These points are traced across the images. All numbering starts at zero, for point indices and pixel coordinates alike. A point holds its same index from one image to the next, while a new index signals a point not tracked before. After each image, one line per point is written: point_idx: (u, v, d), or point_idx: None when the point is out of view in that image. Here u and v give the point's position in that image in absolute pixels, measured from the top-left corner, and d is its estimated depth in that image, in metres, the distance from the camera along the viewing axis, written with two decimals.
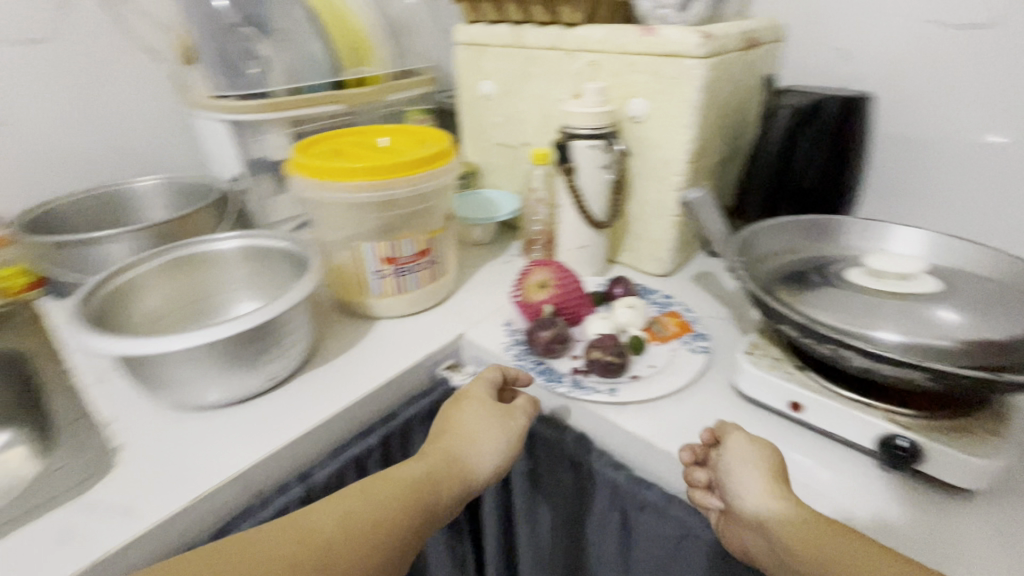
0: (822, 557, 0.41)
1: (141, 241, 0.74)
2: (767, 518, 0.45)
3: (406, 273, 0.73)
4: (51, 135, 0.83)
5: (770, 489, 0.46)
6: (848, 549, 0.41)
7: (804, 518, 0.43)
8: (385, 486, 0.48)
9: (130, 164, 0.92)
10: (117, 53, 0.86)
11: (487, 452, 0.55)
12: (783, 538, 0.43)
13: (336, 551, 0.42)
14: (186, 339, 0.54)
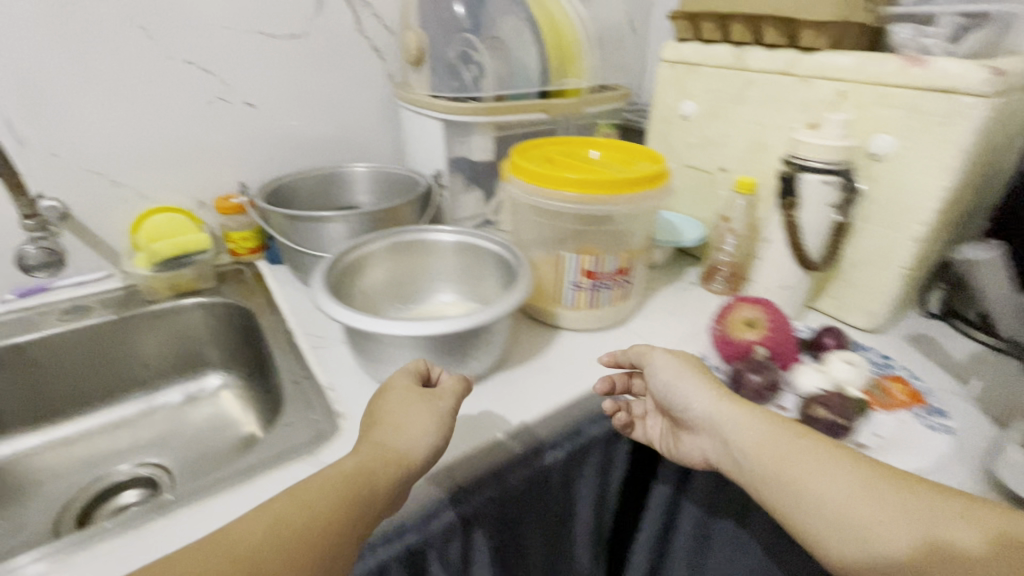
0: (773, 457, 0.49)
1: (355, 223, 0.80)
2: (720, 420, 0.54)
3: (601, 289, 0.72)
4: (287, 120, 0.93)
5: (718, 399, 0.55)
6: (818, 460, 0.47)
7: (757, 424, 0.51)
8: (318, 487, 0.43)
9: (341, 150, 1.01)
10: (350, 51, 0.94)
11: (420, 436, 0.48)
12: (743, 443, 0.51)
13: (259, 559, 0.37)
14: (422, 326, 0.56)
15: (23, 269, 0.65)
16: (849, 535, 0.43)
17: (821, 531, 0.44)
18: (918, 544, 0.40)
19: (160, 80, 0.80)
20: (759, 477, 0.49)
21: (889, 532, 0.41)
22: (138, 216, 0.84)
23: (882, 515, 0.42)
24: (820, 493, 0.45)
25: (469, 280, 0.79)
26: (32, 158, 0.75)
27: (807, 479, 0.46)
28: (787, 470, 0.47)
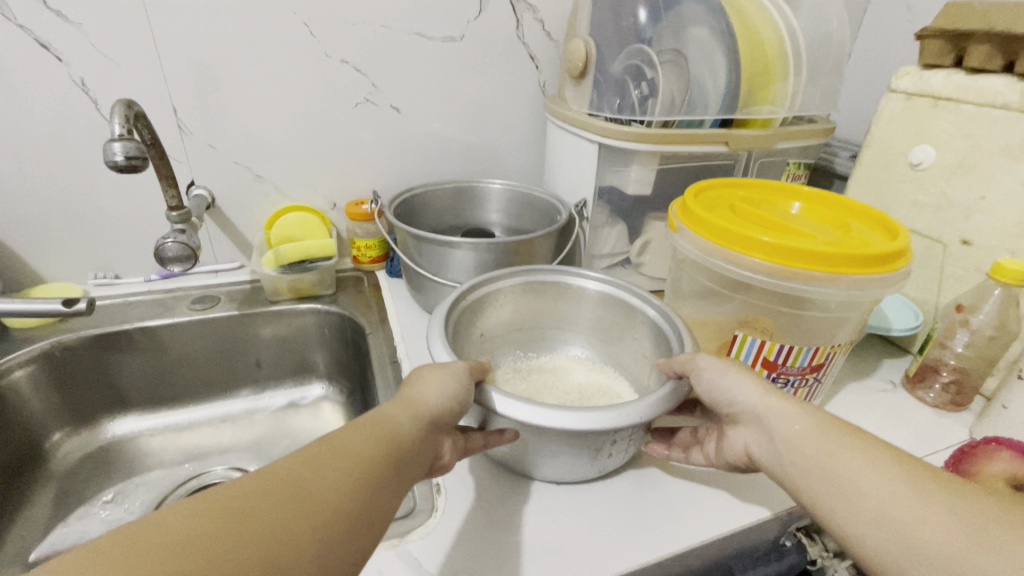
0: (816, 454, 0.39)
1: (483, 253, 0.72)
2: (763, 412, 0.44)
3: (781, 385, 0.57)
4: (430, 127, 0.87)
5: (762, 392, 0.45)
6: (870, 460, 0.37)
7: (805, 420, 0.42)
8: (353, 433, 0.38)
9: (478, 162, 0.93)
10: (504, 57, 0.86)
11: (443, 391, 0.44)
12: (785, 435, 0.42)
13: (314, 498, 0.32)
14: (568, 416, 0.44)
15: (160, 261, 0.64)
16: (909, 550, 0.32)
17: (882, 543, 0.34)
18: (960, 545, 0.31)
19: (313, 76, 0.77)
20: (806, 480, 0.39)
21: (948, 537, 0.32)
22: (274, 214, 0.83)
23: (932, 516, 0.33)
24: (873, 492, 0.35)
25: (604, 337, 0.72)
26: (190, 146, 0.76)
27: (862, 479, 0.36)
28: (843, 463, 0.38)
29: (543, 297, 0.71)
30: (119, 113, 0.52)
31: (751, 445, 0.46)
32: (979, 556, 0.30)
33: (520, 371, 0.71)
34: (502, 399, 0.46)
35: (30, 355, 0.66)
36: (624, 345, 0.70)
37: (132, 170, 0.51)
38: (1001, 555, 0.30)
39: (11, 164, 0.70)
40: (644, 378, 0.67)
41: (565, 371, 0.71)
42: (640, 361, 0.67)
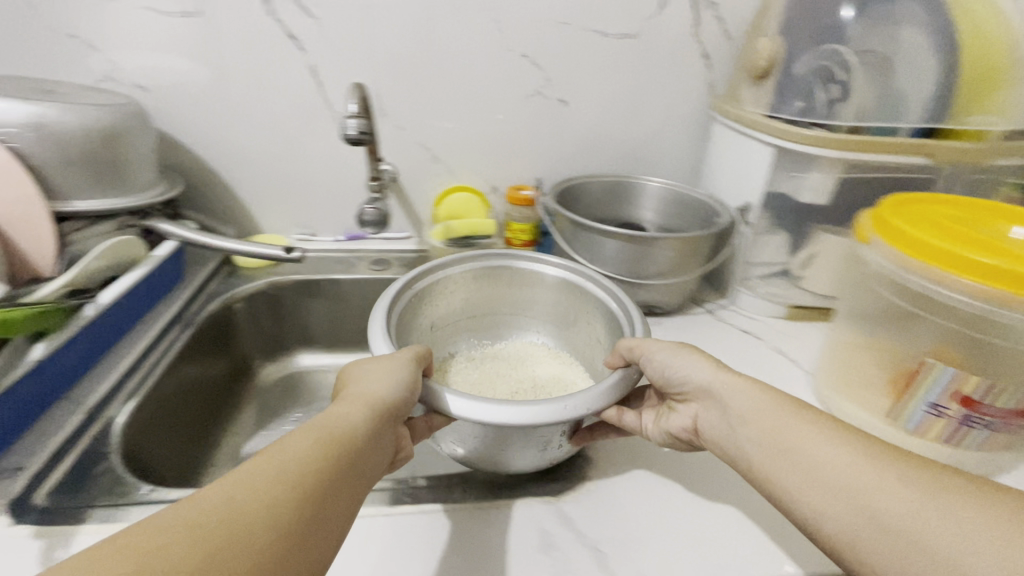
0: (774, 435, 0.44)
1: (638, 248, 0.73)
2: (715, 388, 0.51)
3: (978, 427, 0.51)
4: (592, 122, 0.90)
5: (712, 372, 0.51)
6: (819, 438, 0.42)
7: (761, 402, 0.47)
8: (297, 442, 0.39)
9: (634, 159, 0.94)
10: (677, 55, 0.86)
11: (395, 386, 0.48)
12: (743, 412, 0.47)
13: (266, 515, 0.32)
14: (515, 412, 0.47)
15: (360, 224, 0.74)
16: (870, 518, 0.36)
17: (841, 510, 0.38)
18: (917, 513, 0.35)
19: (494, 69, 0.84)
20: (763, 460, 0.44)
21: (908, 506, 0.35)
22: (444, 193, 0.91)
23: (888, 484, 0.37)
24: (831, 466, 0.40)
25: (561, 324, 0.82)
26: (384, 126, 0.86)
27: (817, 452, 0.41)
28: (798, 442, 0.42)
29: (502, 290, 0.82)
30: (355, 94, 0.61)
31: (699, 415, 0.53)
32: (929, 517, 0.34)
33: (482, 358, 0.81)
34: (447, 393, 0.50)
35: (251, 289, 0.81)
36: (579, 336, 0.79)
37: (360, 143, 0.60)
38: (947, 518, 0.34)
39: (252, 133, 0.85)
40: (593, 361, 0.76)
41: (524, 359, 0.81)
42: (590, 345, 0.77)
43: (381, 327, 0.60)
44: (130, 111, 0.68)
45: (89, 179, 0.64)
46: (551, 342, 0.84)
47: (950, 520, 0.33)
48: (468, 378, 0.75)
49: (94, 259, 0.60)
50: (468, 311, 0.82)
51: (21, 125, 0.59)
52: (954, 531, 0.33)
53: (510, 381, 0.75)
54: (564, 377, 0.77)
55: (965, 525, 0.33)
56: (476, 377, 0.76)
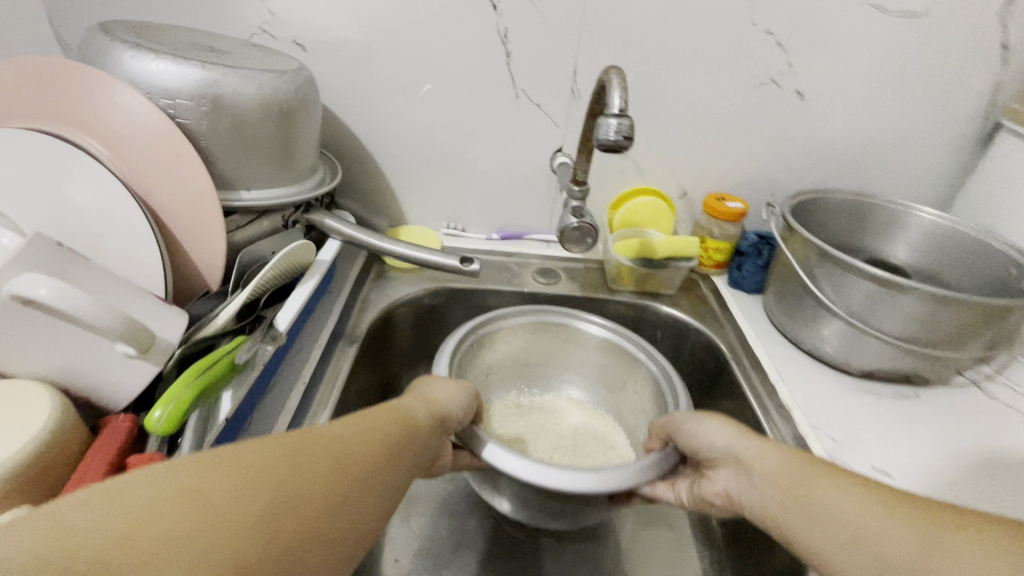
0: (789, 490, 0.38)
1: (931, 311, 0.55)
2: (738, 454, 0.42)
3: None
4: (830, 123, 0.71)
5: (758, 461, 0.41)
6: (826, 483, 0.36)
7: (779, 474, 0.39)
8: (371, 421, 0.38)
9: (868, 172, 0.75)
10: (967, 43, 0.65)
11: (456, 410, 0.45)
12: (766, 473, 0.40)
13: (335, 481, 0.31)
14: (545, 473, 0.43)
15: (559, 239, 0.58)
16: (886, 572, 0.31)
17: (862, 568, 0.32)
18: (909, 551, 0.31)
19: (724, 47, 0.66)
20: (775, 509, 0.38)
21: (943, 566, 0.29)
22: (624, 196, 0.75)
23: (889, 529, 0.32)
24: (843, 516, 0.34)
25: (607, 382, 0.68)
26: (573, 111, 0.70)
27: (829, 500, 0.35)
28: (811, 488, 0.37)
29: (553, 334, 0.69)
30: (617, 84, 0.47)
31: (729, 488, 0.43)
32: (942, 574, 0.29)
33: (518, 409, 0.68)
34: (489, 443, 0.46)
35: (407, 298, 0.69)
36: (637, 405, 0.65)
37: (615, 150, 0.45)
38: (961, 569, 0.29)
39: (413, 108, 0.70)
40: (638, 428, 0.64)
41: (559, 412, 0.68)
42: (639, 415, 0.64)
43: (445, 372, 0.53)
44: (303, 80, 0.55)
45: (261, 165, 0.52)
46: (598, 401, 0.70)
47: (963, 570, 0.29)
48: (510, 434, 0.63)
49: (271, 270, 0.49)
50: (512, 357, 0.69)
51: (193, 96, 0.46)
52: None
53: (557, 442, 0.63)
54: (610, 443, 0.64)
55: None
56: (519, 435, 0.63)
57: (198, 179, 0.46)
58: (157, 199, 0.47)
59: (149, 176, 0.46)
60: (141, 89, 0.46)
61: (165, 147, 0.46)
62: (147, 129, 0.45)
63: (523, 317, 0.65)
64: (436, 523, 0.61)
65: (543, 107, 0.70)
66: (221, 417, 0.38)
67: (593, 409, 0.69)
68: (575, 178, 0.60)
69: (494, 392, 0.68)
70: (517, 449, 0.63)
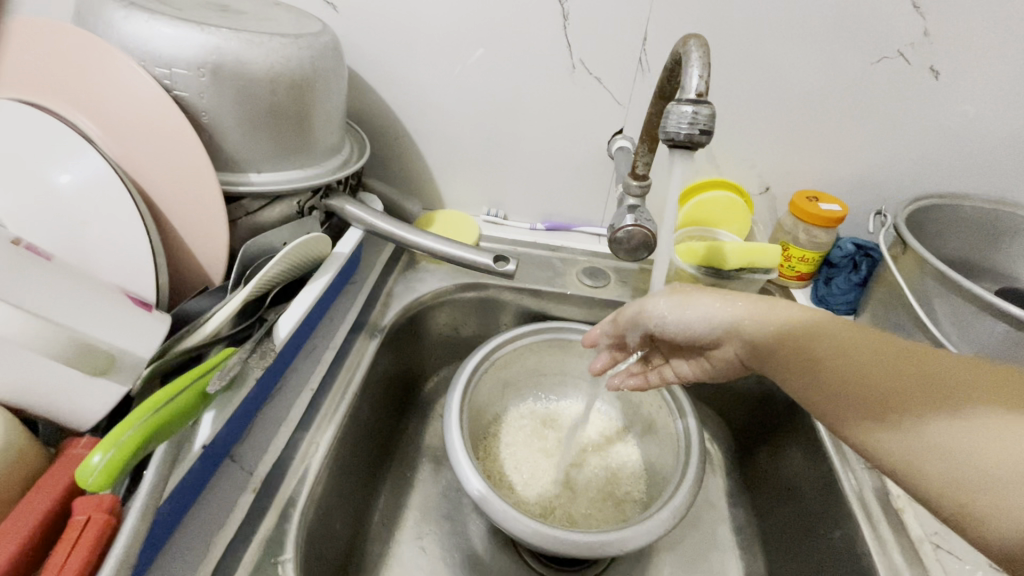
0: (802, 339, 0.35)
1: None
2: (739, 323, 0.40)
3: None
4: (974, 109, 0.55)
5: (721, 307, 0.41)
6: (836, 343, 0.34)
7: (744, 301, 0.40)
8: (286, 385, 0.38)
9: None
10: None
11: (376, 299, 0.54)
12: (803, 337, 0.35)
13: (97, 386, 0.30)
14: (551, 536, 0.44)
15: (607, 243, 0.50)
16: (880, 425, 0.30)
17: (860, 419, 0.31)
18: (914, 401, 0.29)
19: (843, 10, 0.52)
20: (795, 360, 0.35)
21: (937, 424, 0.28)
22: (694, 187, 0.64)
23: (898, 384, 0.30)
24: (849, 374, 0.32)
25: (624, 400, 0.66)
26: (638, 86, 0.59)
27: (841, 360, 0.33)
28: (826, 347, 0.34)
29: (571, 354, 0.66)
30: (698, 59, 0.36)
31: (741, 357, 0.41)
32: (947, 429, 0.27)
33: (534, 420, 0.67)
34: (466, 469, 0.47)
35: (435, 293, 0.62)
36: (653, 434, 0.61)
37: (691, 144, 0.35)
38: (969, 422, 0.27)
39: (451, 77, 0.62)
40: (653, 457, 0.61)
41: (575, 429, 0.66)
42: (651, 437, 0.61)
43: (454, 411, 0.52)
44: (324, 46, 0.47)
45: (274, 144, 0.46)
46: (617, 416, 0.67)
47: (982, 430, 0.26)
48: (521, 453, 0.63)
49: (275, 266, 0.43)
50: (531, 369, 0.66)
51: (192, 65, 0.40)
52: (972, 442, 0.26)
53: (569, 464, 0.62)
54: (619, 470, 0.62)
55: (978, 446, 0.26)
56: (531, 454, 0.63)
57: (194, 157, 0.41)
58: (159, 185, 0.42)
59: (143, 157, 0.42)
60: (136, 57, 0.41)
61: (159, 122, 0.41)
62: (142, 102, 0.41)
63: (533, 336, 0.62)
64: (453, 544, 0.56)
65: (602, 80, 0.59)
66: (194, 447, 0.35)
67: (610, 420, 0.68)
68: (635, 171, 0.50)
69: (509, 400, 0.67)
70: (524, 463, 0.62)
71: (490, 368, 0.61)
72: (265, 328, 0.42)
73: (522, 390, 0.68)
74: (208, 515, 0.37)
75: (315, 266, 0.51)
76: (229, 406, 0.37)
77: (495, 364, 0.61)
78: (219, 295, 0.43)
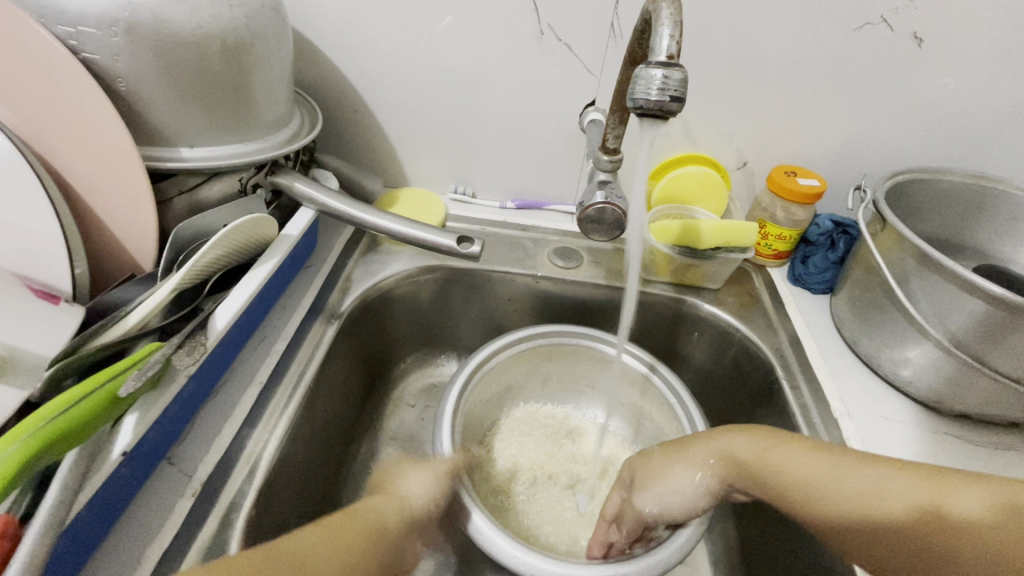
0: (796, 481, 0.36)
1: None
2: (729, 476, 0.39)
3: None
4: (957, 81, 0.53)
5: (696, 473, 0.39)
6: (821, 466, 0.36)
7: (714, 456, 0.40)
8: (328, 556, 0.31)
9: (1006, 148, 0.56)
10: None
11: (416, 492, 0.39)
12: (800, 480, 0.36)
13: None
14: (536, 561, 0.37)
15: (577, 222, 0.47)
16: (899, 538, 0.33)
17: (870, 535, 0.34)
18: (918, 506, 0.33)
19: None
20: (804, 502, 0.36)
21: (942, 509, 0.33)
22: (670, 163, 0.61)
23: (891, 489, 0.34)
24: (849, 499, 0.35)
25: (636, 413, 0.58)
26: (611, 54, 0.56)
27: (832, 487, 0.35)
28: (815, 479, 0.36)
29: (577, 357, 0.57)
30: (670, 17, 0.33)
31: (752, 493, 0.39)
32: (949, 508, 0.33)
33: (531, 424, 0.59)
34: (476, 516, 0.39)
35: (398, 278, 0.59)
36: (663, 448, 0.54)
37: (662, 114, 0.32)
38: (961, 499, 0.33)
39: (411, 44, 0.57)
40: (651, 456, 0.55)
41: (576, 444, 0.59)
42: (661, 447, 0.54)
43: (448, 404, 0.47)
44: (263, 4, 0.42)
45: (208, 115, 0.41)
46: (624, 430, 0.60)
47: (968, 500, 0.32)
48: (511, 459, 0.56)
49: (209, 252, 0.39)
50: (532, 373, 0.58)
51: (102, 22, 0.35)
52: (969, 508, 0.32)
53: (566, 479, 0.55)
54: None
55: (990, 528, 0.31)
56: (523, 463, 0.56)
57: (110, 129, 0.37)
58: (74, 162, 0.38)
59: (55, 129, 0.37)
60: (35, 13, 0.36)
61: (69, 89, 0.36)
62: (47, 67, 0.36)
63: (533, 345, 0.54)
64: None
65: (573, 47, 0.56)
66: (112, 455, 0.30)
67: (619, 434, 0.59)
68: (606, 145, 0.47)
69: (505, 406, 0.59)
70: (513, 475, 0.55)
71: (485, 378, 0.52)
72: (200, 320, 0.38)
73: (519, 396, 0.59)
74: (138, 523, 0.34)
75: (261, 250, 0.47)
76: (155, 406, 0.33)
77: (489, 378, 0.53)
78: (149, 284, 0.39)
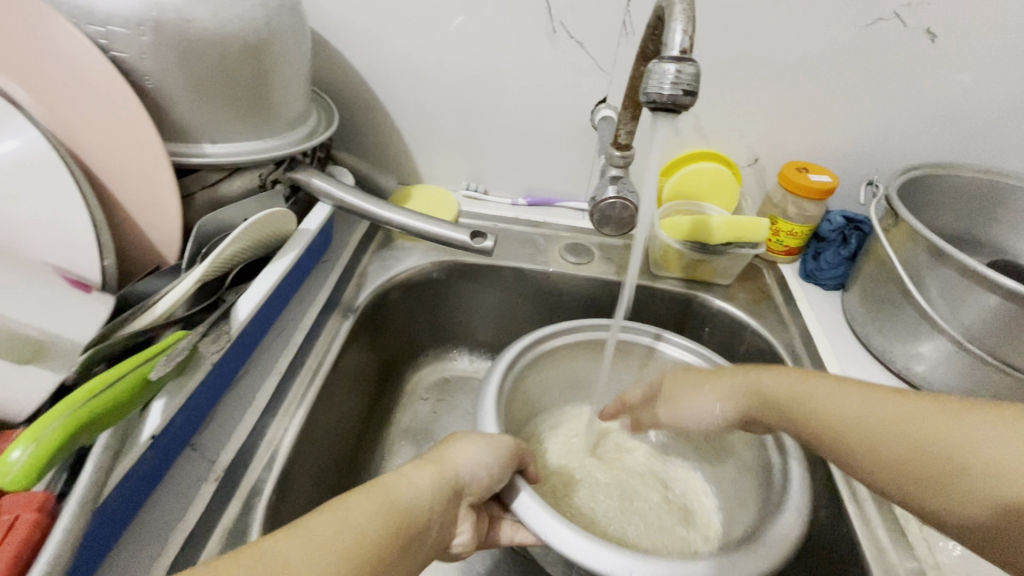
0: (806, 413, 0.35)
1: None
2: (752, 411, 0.38)
3: None
4: (970, 77, 0.53)
5: (719, 399, 0.39)
6: (834, 396, 0.34)
7: (740, 388, 0.38)
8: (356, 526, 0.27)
9: (1020, 143, 0.56)
10: None
11: (471, 465, 0.34)
12: (813, 409, 0.34)
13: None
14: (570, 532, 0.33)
15: (589, 216, 0.48)
16: (905, 469, 0.30)
17: (877, 468, 0.32)
18: (931, 441, 0.30)
19: None
20: (814, 433, 0.34)
21: (961, 450, 0.29)
22: (681, 159, 0.61)
23: (905, 424, 0.31)
24: (857, 428, 0.33)
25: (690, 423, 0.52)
26: (623, 51, 0.56)
27: (840, 413, 0.33)
28: (825, 408, 0.34)
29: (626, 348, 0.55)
30: (682, 13, 0.34)
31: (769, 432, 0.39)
32: (968, 447, 0.28)
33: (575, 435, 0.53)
34: (523, 489, 0.36)
35: (411, 273, 0.60)
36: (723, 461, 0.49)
37: (675, 108, 0.33)
38: (988, 438, 0.28)
39: (426, 43, 0.58)
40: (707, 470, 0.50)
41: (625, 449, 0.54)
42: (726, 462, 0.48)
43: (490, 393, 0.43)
44: (283, 5, 0.43)
45: (230, 112, 0.42)
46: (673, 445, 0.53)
47: (993, 439, 0.28)
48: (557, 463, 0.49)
49: (231, 245, 0.40)
50: (569, 376, 0.54)
51: (131, 22, 0.37)
52: (991, 448, 0.28)
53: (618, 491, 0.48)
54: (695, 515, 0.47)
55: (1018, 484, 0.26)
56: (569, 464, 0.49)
57: (138, 126, 0.38)
58: (102, 157, 0.39)
59: (84, 126, 0.39)
60: (68, 14, 0.37)
61: (99, 87, 0.38)
62: (80, 68, 0.37)
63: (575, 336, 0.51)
64: None
65: (584, 45, 0.56)
66: (142, 438, 0.32)
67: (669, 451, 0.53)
68: (618, 141, 0.47)
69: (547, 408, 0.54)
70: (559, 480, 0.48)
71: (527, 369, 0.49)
72: (223, 310, 0.39)
73: (568, 393, 0.55)
74: (164, 506, 0.35)
75: (280, 244, 0.48)
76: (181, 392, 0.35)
77: (533, 371, 0.49)
78: (174, 276, 0.40)
